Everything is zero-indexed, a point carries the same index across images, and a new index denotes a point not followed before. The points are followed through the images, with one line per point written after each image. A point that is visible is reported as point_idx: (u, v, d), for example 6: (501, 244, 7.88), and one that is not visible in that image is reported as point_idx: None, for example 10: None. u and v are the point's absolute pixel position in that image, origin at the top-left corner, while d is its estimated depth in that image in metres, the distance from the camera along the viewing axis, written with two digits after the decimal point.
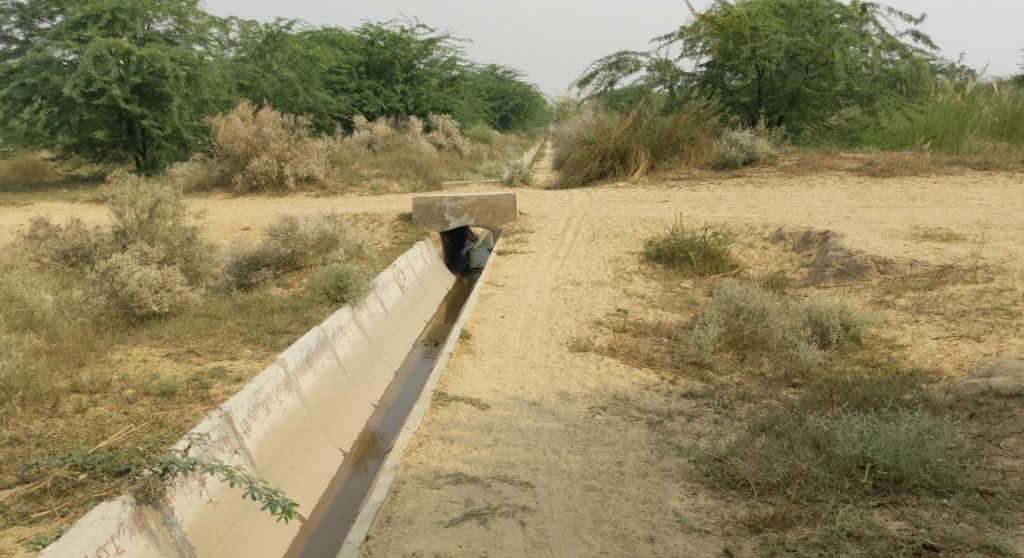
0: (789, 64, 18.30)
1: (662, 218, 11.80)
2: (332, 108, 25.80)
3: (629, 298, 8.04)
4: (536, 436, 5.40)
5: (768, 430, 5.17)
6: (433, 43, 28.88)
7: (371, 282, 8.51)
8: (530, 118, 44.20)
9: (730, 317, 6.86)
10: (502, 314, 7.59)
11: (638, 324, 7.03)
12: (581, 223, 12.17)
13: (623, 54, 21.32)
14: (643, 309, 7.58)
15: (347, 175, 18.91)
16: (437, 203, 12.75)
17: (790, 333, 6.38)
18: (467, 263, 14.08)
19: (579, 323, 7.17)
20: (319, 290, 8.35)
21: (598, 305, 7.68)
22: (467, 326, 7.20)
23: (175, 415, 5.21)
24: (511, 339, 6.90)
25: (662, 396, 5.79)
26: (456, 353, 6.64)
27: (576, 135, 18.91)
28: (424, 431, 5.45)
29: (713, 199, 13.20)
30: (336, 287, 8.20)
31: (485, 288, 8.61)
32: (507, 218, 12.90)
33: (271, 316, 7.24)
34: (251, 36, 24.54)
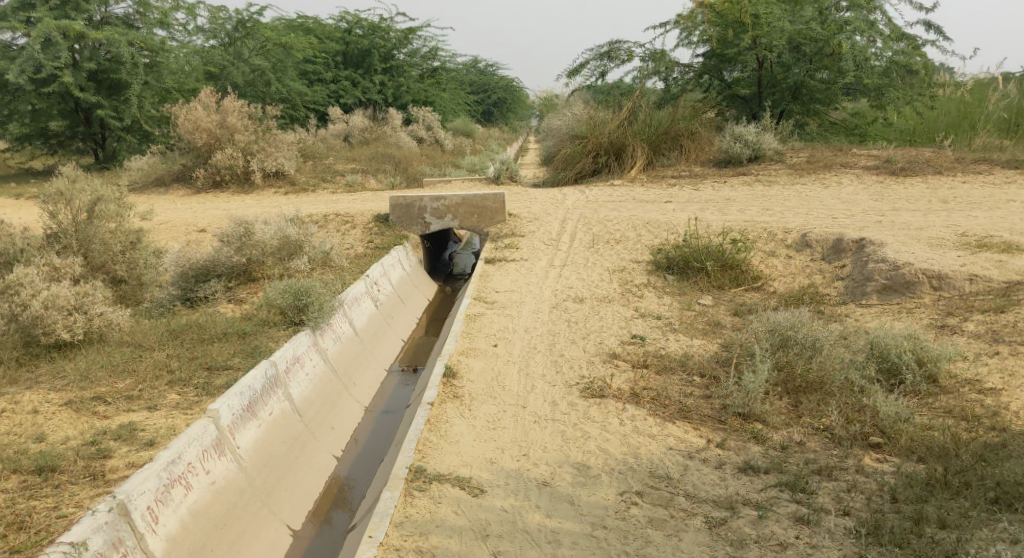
0: (792, 55, 17.16)
1: (670, 221, 10.60)
2: (307, 99, 24.37)
3: (644, 319, 6.82)
4: (553, 546, 4.14)
5: (895, 546, 3.95)
6: (413, 32, 27.51)
7: (339, 298, 7.23)
8: (514, 112, 42.89)
9: (774, 350, 5.66)
10: (495, 341, 6.33)
11: (663, 357, 5.82)
12: (579, 227, 10.94)
13: (616, 43, 20.08)
14: (662, 334, 6.38)
15: (320, 170, 17.55)
16: (417, 203, 11.50)
17: (857, 376, 5.21)
18: (450, 270, 12.84)
19: (590, 356, 5.95)
20: (275, 309, 6.90)
21: (610, 329, 6.46)
22: (452, 361, 5.94)
23: (45, 510, 4.13)
24: (509, 380, 5.67)
25: (711, 471, 4.59)
26: (441, 402, 5.37)
27: (566, 129, 17.69)
28: (398, 542, 4.17)
29: (721, 199, 12.03)
30: (294, 306, 6.79)
31: (472, 306, 7.34)
32: (496, 220, 11.63)
33: (210, 347, 5.92)
34: (219, 21, 22.68)
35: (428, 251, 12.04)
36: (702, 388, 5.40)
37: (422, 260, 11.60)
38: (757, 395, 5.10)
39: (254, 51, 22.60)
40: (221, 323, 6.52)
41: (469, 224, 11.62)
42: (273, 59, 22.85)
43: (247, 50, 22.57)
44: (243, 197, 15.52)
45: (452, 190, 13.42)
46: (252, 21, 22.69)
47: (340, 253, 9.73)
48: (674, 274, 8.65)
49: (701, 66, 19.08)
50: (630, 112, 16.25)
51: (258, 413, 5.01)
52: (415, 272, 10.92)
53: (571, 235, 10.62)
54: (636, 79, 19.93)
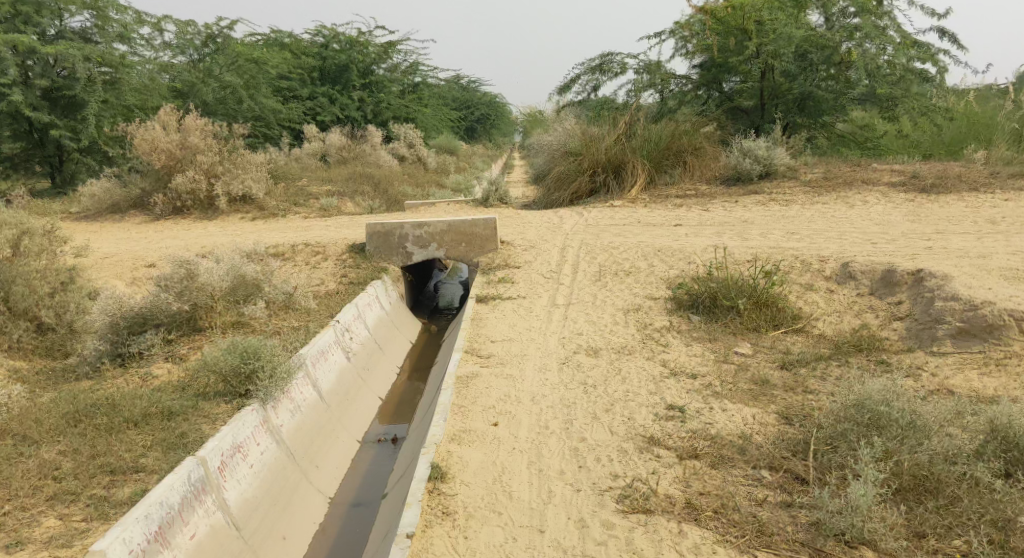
0: (797, 65, 16.21)
1: (685, 249, 9.38)
2: (281, 117, 23.02)
3: (677, 379, 5.59)
4: None
5: None
6: (393, 46, 26.30)
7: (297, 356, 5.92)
8: (497, 129, 41.71)
9: (863, 431, 4.59)
10: (496, 418, 5.21)
11: (718, 442, 4.78)
12: (582, 256, 9.70)
13: (608, 55, 18.94)
14: (705, 401, 5.25)
15: (293, 193, 16.20)
16: (397, 230, 10.20)
17: (993, 482, 4.21)
18: (435, 303, 11.57)
19: (621, 441, 4.90)
20: (213, 373, 5.37)
21: (639, 400, 5.30)
22: (440, 457, 4.81)
23: None
24: (518, 485, 4.59)
25: None
26: (423, 524, 4.27)
27: (557, 146, 16.52)
28: None
29: (738, 222, 10.86)
30: (239, 372, 5.29)
31: (465, 363, 6.09)
32: (487, 248, 10.32)
33: (119, 443, 4.75)
34: (189, 36, 21.39)
35: (411, 284, 10.77)
36: (779, 494, 4.36)
37: (404, 294, 10.32)
38: (868, 512, 4.05)
39: (225, 67, 21.19)
40: (143, 402, 5.13)
41: (457, 254, 10.32)
42: (245, 74, 21.45)
43: (216, 65, 21.15)
44: (206, 224, 14.10)
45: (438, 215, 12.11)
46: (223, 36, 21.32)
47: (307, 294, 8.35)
48: (699, 314, 7.39)
49: (699, 78, 18.00)
50: (627, 127, 15.06)
51: (169, 543, 3.94)
52: (396, 309, 9.62)
53: (574, 266, 9.36)
54: (631, 91, 18.78)
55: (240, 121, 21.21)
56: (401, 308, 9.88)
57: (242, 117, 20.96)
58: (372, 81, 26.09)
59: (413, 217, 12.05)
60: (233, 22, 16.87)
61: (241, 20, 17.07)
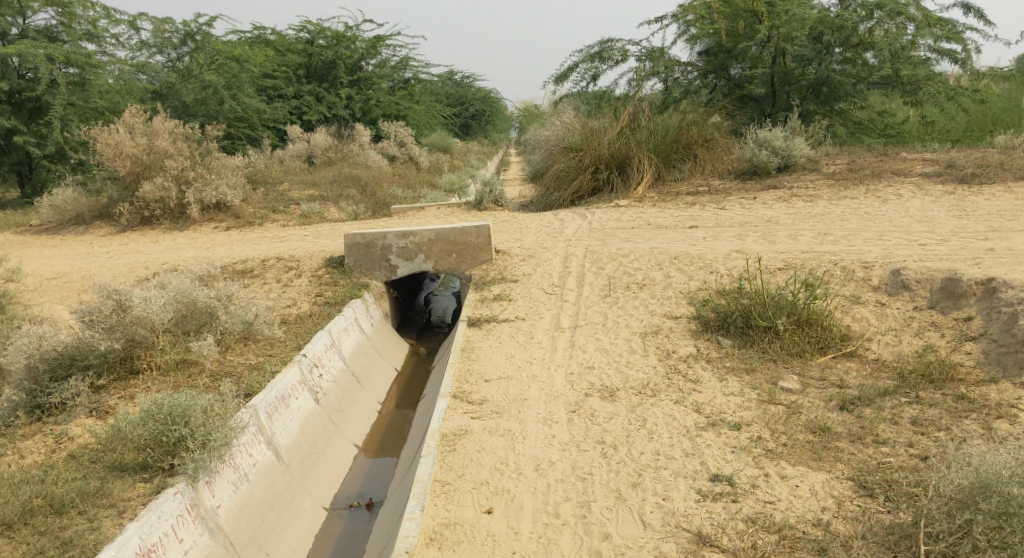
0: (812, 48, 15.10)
1: (705, 257, 8.30)
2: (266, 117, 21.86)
3: (719, 442, 4.60)
4: None
5: None
6: (382, 41, 25.11)
7: (240, 411, 4.78)
8: (494, 126, 40.56)
9: (994, 521, 3.59)
10: (490, 507, 4.31)
11: (790, 539, 3.87)
12: (588, 266, 8.62)
13: (607, 42, 17.83)
14: (761, 475, 4.32)
15: (273, 198, 15.09)
16: (379, 241, 9.11)
17: None
18: (426, 320, 10.47)
19: (659, 539, 3.96)
20: (131, 445, 4.43)
21: (679, 474, 4.39)
22: None
23: None
24: None
25: None
26: None
27: (554, 142, 15.41)
28: None
29: (761, 222, 9.77)
30: (161, 442, 4.36)
31: (455, 420, 5.09)
32: (480, 259, 9.24)
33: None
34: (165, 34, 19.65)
35: (397, 301, 9.68)
36: None
37: (388, 313, 9.22)
38: None
39: (203, 65, 20.02)
40: (22, 497, 4.10)
41: (447, 266, 9.23)
42: (227, 73, 20.26)
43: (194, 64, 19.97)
44: (176, 235, 12.96)
45: (428, 223, 11.02)
46: (202, 32, 20.05)
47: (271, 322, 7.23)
48: (730, 337, 6.29)
49: (706, 65, 16.88)
50: (630, 119, 13.94)
51: None
52: (378, 331, 8.51)
53: (579, 279, 8.27)
54: (632, 81, 17.65)
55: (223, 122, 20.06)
56: (385, 328, 8.79)
57: (224, 117, 19.86)
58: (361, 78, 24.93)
59: (400, 225, 10.96)
60: (210, 18, 15.72)
61: (218, 16, 15.94)
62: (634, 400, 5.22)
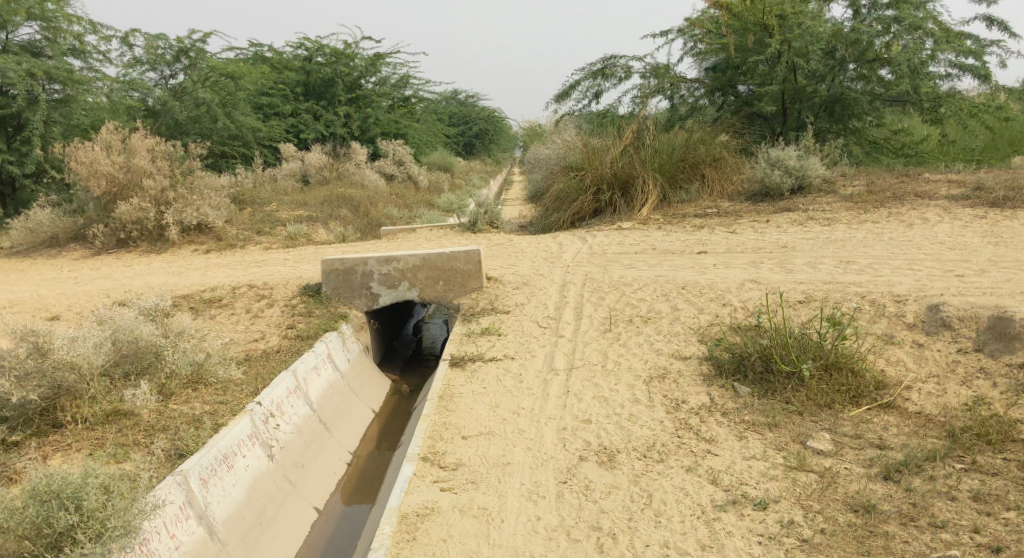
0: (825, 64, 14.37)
1: (717, 288, 7.52)
2: (261, 135, 21.09)
3: (740, 534, 3.88)
4: None
5: None
6: (381, 58, 24.51)
7: (152, 492, 4.19)
8: (497, 146, 39.92)
9: None
10: None
11: None
12: (588, 296, 7.85)
13: (610, 59, 17.18)
14: None
15: (258, 219, 14.40)
16: (360, 268, 8.37)
17: None
18: (414, 351, 9.72)
19: None
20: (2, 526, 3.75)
21: None
22: None
23: None
24: None
25: None
26: None
27: (554, 161, 14.70)
28: None
29: (777, 248, 8.99)
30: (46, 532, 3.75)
31: (428, 493, 4.36)
32: (470, 287, 8.50)
33: None
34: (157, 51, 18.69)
35: (382, 331, 8.94)
36: None
37: (371, 345, 8.47)
38: None
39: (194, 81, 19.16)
40: None
41: (433, 295, 8.48)
42: (220, 90, 19.49)
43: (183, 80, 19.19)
44: (151, 258, 12.23)
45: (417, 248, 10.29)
46: (196, 48, 19.07)
47: (228, 362, 6.48)
48: (747, 382, 5.49)
49: (713, 82, 16.17)
50: (634, 137, 13.22)
51: None
52: (356, 366, 7.75)
53: (577, 310, 7.49)
54: (636, 99, 17.00)
55: (215, 140, 19.30)
56: (365, 363, 8.02)
57: (216, 136, 19.19)
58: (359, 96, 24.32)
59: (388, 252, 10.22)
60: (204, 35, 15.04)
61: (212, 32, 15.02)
62: (637, 468, 4.45)
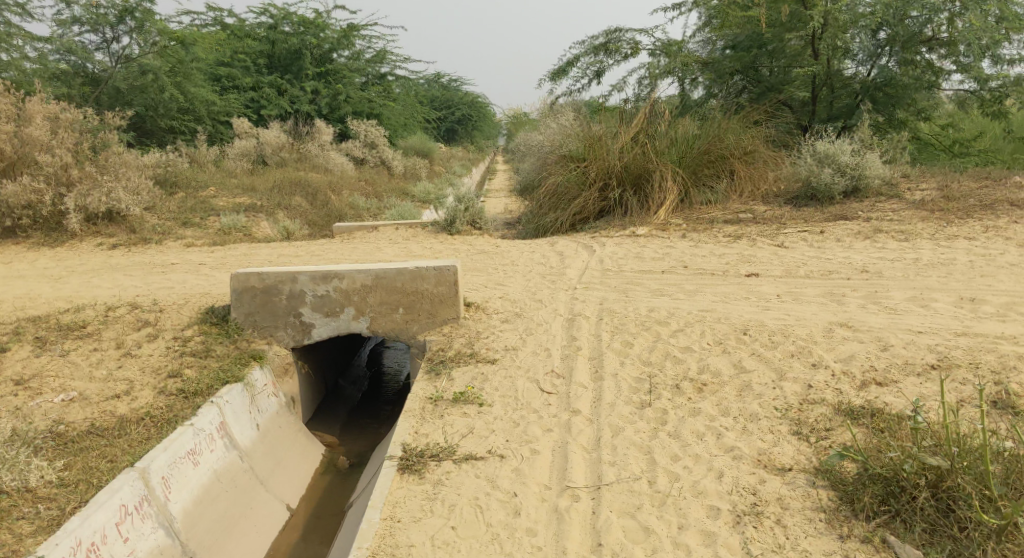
0: None
1: (792, 335, 5.24)
2: (216, 109, 18.15)
3: None
4: None
5: None
6: (355, 29, 21.89)
7: None
8: (482, 133, 37.19)
9: None
10: None
11: None
12: (607, 339, 5.57)
13: (614, 32, 14.85)
14: None
15: (188, 207, 11.93)
16: (286, 286, 6.05)
17: None
18: (365, 392, 7.41)
19: None
20: None
21: None
22: None
23: None
24: None
25: None
26: None
27: (549, 149, 12.34)
28: None
29: (856, 271, 6.73)
30: None
31: None
32: (441, 318, 6.18)
33: None
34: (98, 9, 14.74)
35: (317, 373, 6.63)
36: None
37: (298, 394, 6.18)
38: None
39: (140, 48, 15.49)
40: None
41: (390, 327, 6.19)
42: (170, 57, 16.22)
43: (132, 50, 15.46)
44: (42, 252, 9.73)
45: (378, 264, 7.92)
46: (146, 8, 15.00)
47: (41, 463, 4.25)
48: (913, 538, 3.30)
49: (735, 63, 13.89)
50: (647, 123, 10.90)
51: None
52: (270, 432, 5.42)
53: (592, 363, 5.21)
54: (643, 81, 14.76)
55: (161, 115, 16.26)
56: (286, 425, 5.70)
57: (161, 109, 16.11)
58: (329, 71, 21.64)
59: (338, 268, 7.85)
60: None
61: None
62: None
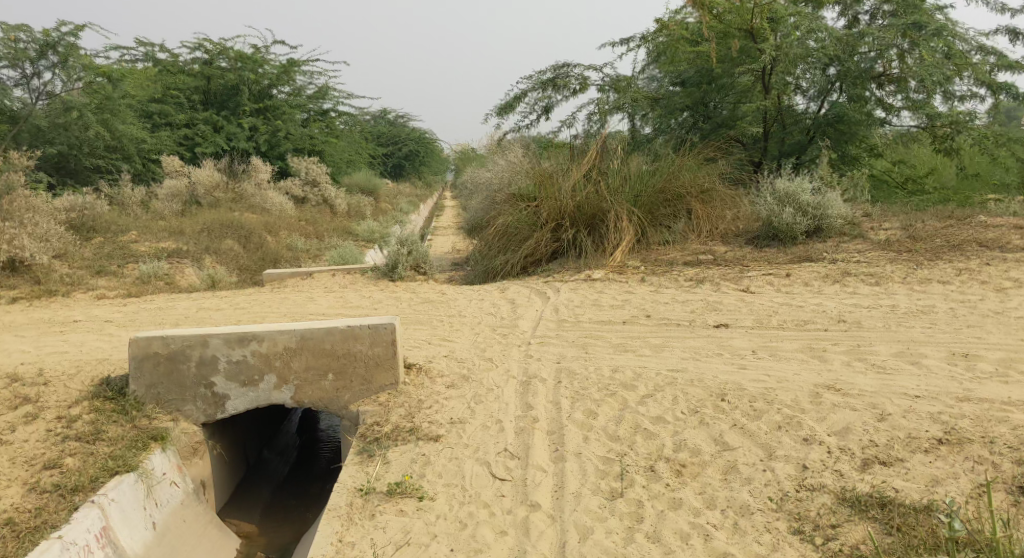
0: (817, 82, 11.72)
1: (774, 399, 4.66)
2: (148, 147, 16.92)
3: None
4: None
5: None
6: (295, 64, 21.13)
7: None
8: (429, 168, 36.52)
9: None
10: None
11: None
12: (567, 405, 4.90)
13: (562, 66, 14.43)
14: None
15: (105, 253, 10.93)
16: (196, 353, 5.24)
17: None
18: (292, 466, 6.60)
19: None
20: None
21: None
22: None
23: None
24: None
25: None
26: None
27: (498, 187, 11.73)
28: None
29: (832, 321, 6.22)
30: None
31: None
32: (376, 384, 5.38)
33: None
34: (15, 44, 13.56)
35: (234, 451, 5.82)
36: None
37: (210, 477, 5.38)
38: None
39: (64, 85, 14.22)
40: None
41: (318, 397, 5.39)
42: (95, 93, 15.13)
43: (55, 87, 14.15)
44: None
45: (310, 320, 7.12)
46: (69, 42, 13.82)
47: None
48: None
49: (686, 98, 13.48)
50: (599, 161, 10.39)
51: None
52: (170, 532, 4.71)
53: (551, 437, 4.52)
54: (594, 116, 14.34)
55: (85, 154, 14.98)
56: (193, 518, 4.98)
57: (86, 148, 14.91)
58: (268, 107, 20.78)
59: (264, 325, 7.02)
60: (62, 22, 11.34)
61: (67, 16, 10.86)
62: None
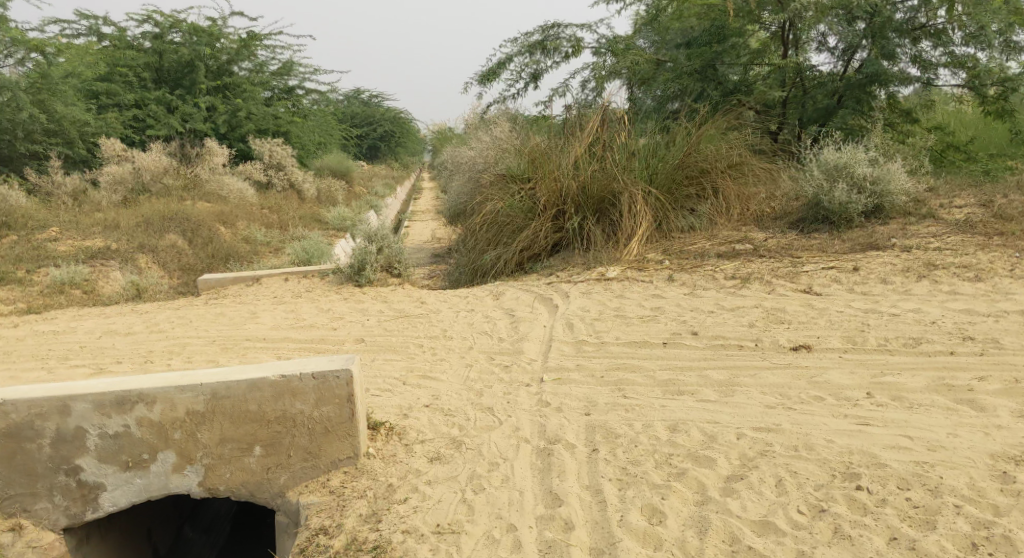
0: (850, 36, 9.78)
1: (938, 485, 3.04)
2: (92, 132, 14.74)
3: None
4: None
5: None
6: (257, 37, 19.06)
7: None
8: (406, 148, 34.53)
9: None
10: None
11: None
12: (614, 493, 3.26)
13: (553, 27, 12.62)
14: None
15: (13, 256, 9.06)
16: (48, 427, 3.52)
17: None
18: (221, 548, 4.93)
19: None
20: None
21: None
22: None
23: None
24: None
25: None
26: None
27: (484, 167, 9.97)
28: None
29: (953, 337, 4.58)
30: None
31: None
32: (326, 460, 3.66)
33: None
34: None
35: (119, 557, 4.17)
36: None
37: None
38: None
39: None
40: None
41: (238, 482, 3.68)
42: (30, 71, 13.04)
43: None
44: None
45: (246, 352, 5.37)
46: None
47: None
48: None
49: (692, 61, 11.32)
50: (608, 133, 8.69)
51: None
52: None
53: None
54: (588, 84, 12.62)
55: (16, 139, 12.84)
56: None
57: (21, 131, 12.80)
58: (230, 85, 18.42)
59: (181, 360, 5.27)
60: None
61: None
62: None
